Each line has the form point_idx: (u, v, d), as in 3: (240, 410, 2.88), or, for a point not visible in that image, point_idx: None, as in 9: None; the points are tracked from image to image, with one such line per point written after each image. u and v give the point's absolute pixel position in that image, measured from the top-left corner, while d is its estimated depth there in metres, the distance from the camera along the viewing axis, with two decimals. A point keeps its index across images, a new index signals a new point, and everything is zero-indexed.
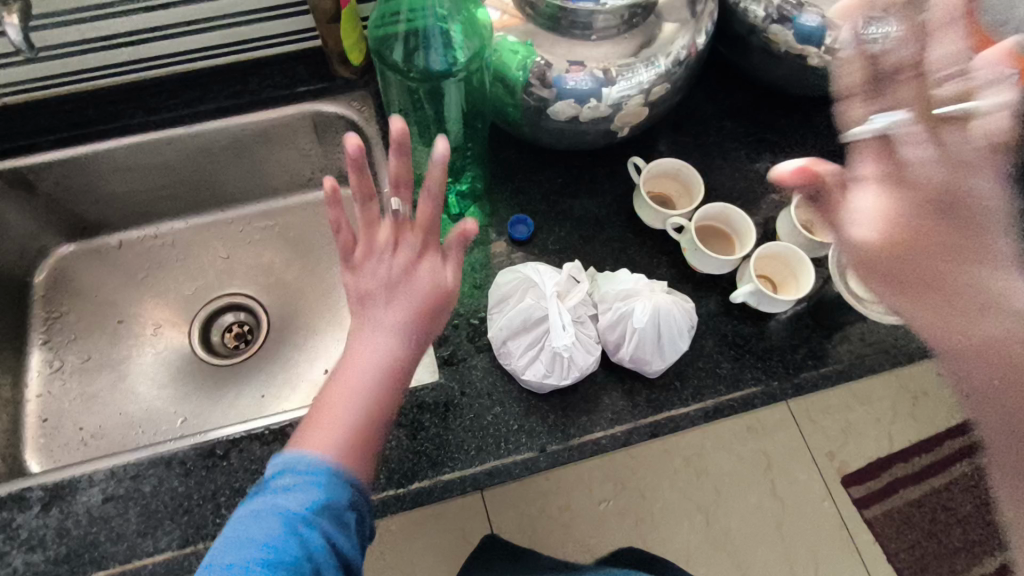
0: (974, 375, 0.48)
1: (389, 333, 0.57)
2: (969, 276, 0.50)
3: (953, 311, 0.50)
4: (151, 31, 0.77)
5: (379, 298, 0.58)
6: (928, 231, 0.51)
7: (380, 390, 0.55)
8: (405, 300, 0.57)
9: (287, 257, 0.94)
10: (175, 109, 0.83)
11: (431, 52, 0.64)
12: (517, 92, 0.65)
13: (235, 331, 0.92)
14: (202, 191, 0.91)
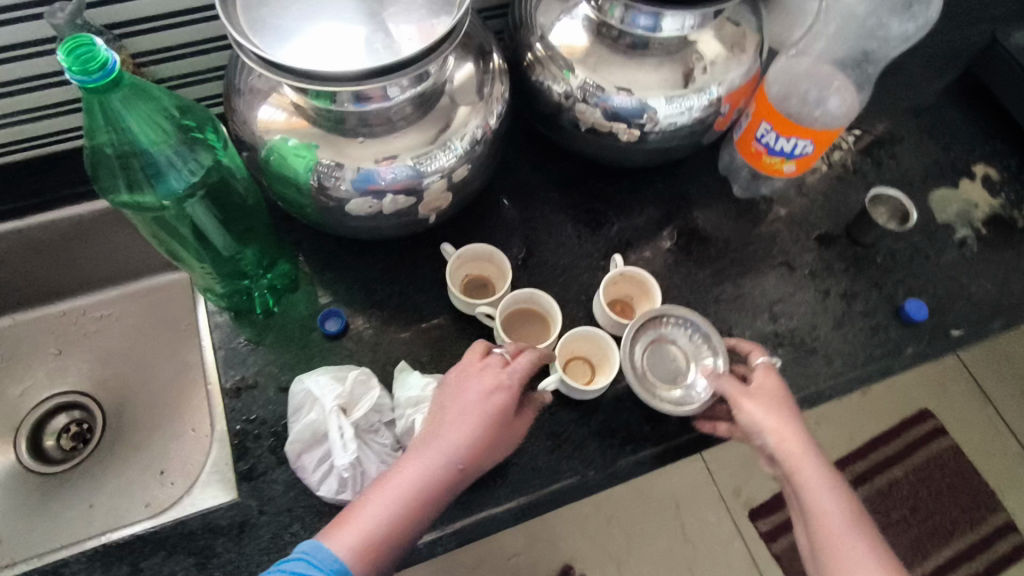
0: (791, 461, 0.56)
1: (456, 443, 0.52)
2: (748, 407, 0.58)
3: (779, 421, 0.58)
4: None
5: (452, 405, 0.54)
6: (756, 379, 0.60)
7: (419, 497, 0.50)
8: (476, 418, 0.53)
9: (124, 349, 0.90)
10: None
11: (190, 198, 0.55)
12: (308, 193, 0.63)
13: (75, 432, 0.87)
14: (23, 287, 0.86)
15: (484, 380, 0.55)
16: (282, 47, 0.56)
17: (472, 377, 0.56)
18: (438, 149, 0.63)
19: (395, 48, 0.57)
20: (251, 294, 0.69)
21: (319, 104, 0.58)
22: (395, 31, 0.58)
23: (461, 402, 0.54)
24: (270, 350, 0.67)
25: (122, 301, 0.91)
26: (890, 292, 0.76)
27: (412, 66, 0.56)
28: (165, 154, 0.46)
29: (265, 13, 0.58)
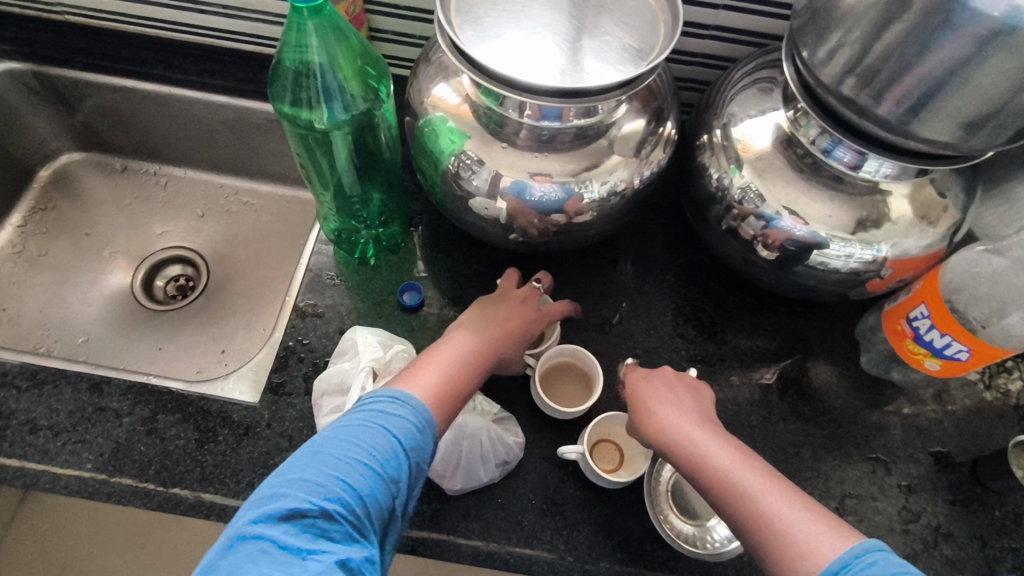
0: (719, 471, 0.53)
1: (495, 338, 0.61)
2: (676, 425, 0.57)
3: (708, 437, 0.56)
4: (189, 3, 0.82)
5: (487, 308, 0.64)
6: (692, 408, 0.59)
7: (472, 368, 0.58)
8: (513, 316, 0.64)
9: (250, 236, 0.99)
10: (196, 74, 0.88)
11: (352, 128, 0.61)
12: (440, 168, 0.66)
13: (179, 283, 0.98)
14: (203, 153, 0.99)
15: (516, 304, 0.65)
16: (478, 44, 0.59)
17: (511, 302, 0.66)
18: (574, 183, 0.63)
19: (576, 79, 0.58)
20: (359, 239, 0.74)
21: (487, 101, 0.61)
22: (582, 62, 0.59)
23: (498, 311, 0.64)
24: (349, 293, 0.71)
25: (268, 198, 1.01)
26: (993, 554, 0.63)
27: (583, 98, 0.56)
28: (338, 78, 0.52)
29: (472, 5, 0.61)
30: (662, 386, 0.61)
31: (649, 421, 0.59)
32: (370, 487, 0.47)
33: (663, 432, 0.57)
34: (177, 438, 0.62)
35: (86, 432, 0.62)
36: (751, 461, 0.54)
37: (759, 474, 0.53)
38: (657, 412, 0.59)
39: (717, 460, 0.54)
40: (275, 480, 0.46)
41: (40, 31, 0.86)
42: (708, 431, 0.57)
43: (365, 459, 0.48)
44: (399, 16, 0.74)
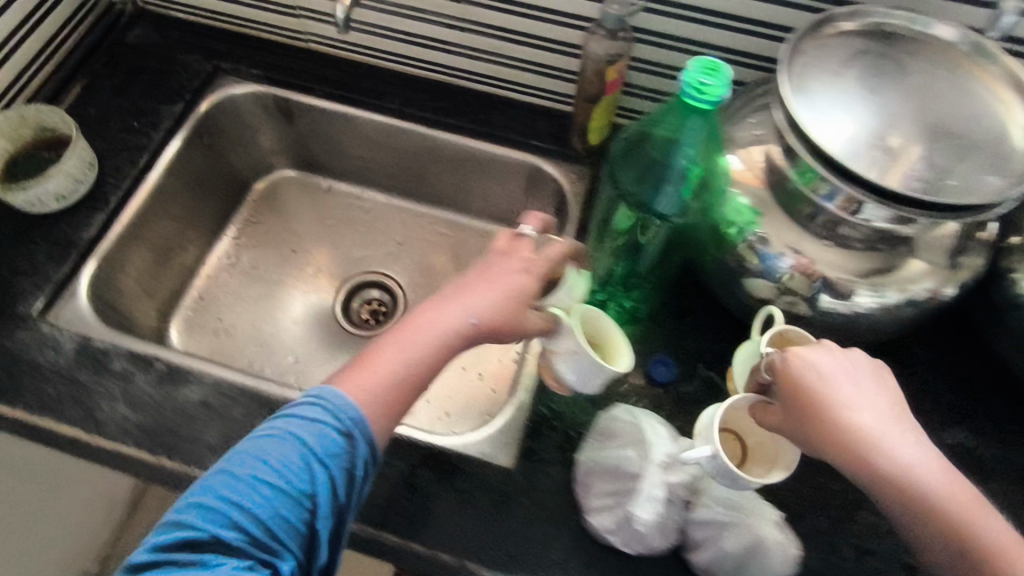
0: (980, 532, 0.47)
1: (454, 304, 0.56)
2: (909, 457, 0.50)
3: (951, 480, 0.49)
4: (439, 43, 0.82)
5: (471, 272, 0.59)
6: (892, 418, 0.52)
7: (424, 345, 0.55)
8: (498, 287, 0.57)
9: (448, 269, 0.99)
10: (423, 109, 0.86)
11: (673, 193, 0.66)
12: (724, 249, 0.63)
13: (372, 306, 0.98)
14: (411, 182, 0.98)
15: (504, 260, 0.59)
16: (834, 139, 0.55)
17: (501, 253, 0.60)
18: (853, 282, 0.59)
19: (946, 189, 0.54)
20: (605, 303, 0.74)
21: (797, 180, 0.57)
22: (943, 167, 0.55)
23: (496, 286, 0.57)
24: None
25: (467, 231, 1.00)
26: None
27: (930, 214, 0.52)
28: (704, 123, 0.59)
29: (810, 90, 0.58)
30: (878, 390, 0.53)
31: (823, 406, 0.52)
32: (266, 498, 0.47)
33: (860, 440, 0.51)
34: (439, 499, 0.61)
35: None
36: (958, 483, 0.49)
37: (959, 496, 0.48)
38: (834, 409, 0.52)
39: (949, 496, 0.48)
40: (191, 491, 0.48)
41: (287, 56, 0.87)
42: (941, 467, 0.50)
43: (274, 458, 0.48)
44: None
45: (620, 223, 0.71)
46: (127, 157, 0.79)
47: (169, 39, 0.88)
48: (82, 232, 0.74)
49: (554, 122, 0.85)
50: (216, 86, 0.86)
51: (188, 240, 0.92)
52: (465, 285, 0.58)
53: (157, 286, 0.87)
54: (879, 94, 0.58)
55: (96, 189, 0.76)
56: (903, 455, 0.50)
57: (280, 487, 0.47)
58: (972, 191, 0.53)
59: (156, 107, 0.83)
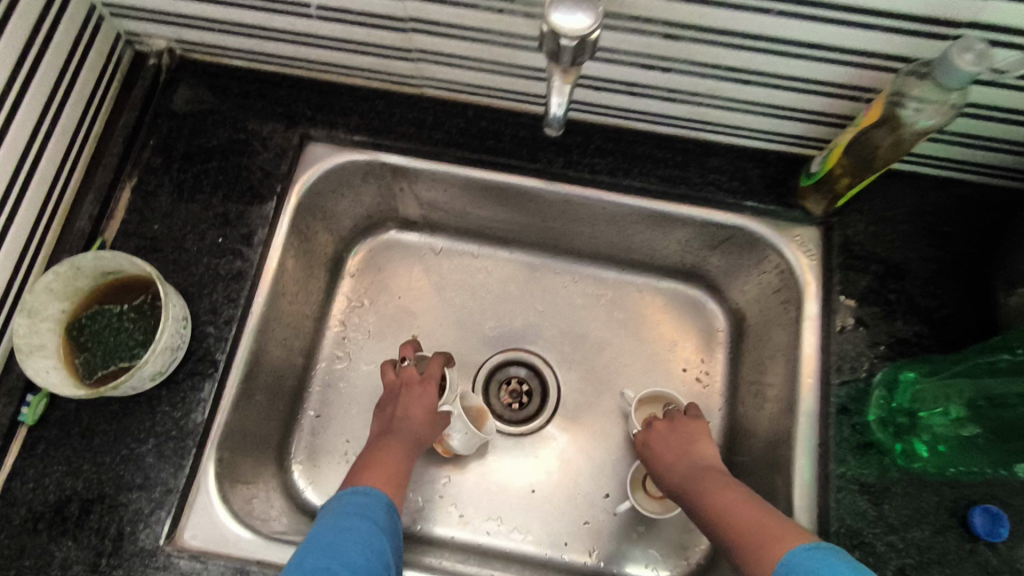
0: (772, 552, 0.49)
1: (404, 430, 0.67)
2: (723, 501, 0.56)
3: (723, 497, 0.57)
4: (627, 86, 0.58)
5: (401, 404, 0.69)
6: (719, 487, 0.59)
7: (369, 462, 0.64)
8: (401, 402, 0.69)
9: (605, 338, 0.81)
10: (594, 172, 0.63)
11: None
12: None
13: (514, 388, 0.80)
14: (550, 237, 0.78)
15: (413, 398, 0.69)
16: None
17: (408, 396, 0.70)
18: None
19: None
20: (900, 436, 0.56)
21: None
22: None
23: (399, 415, 0.68)
24: (899, 517, 0.54)
25: (621, 288, 0.82)
26: None
27: None
28: None
29: None
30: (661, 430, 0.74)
31: (654, 465, 0.67)
32: (333, 546, 0.51)
33: (696, 487, 0.61)
34: None
35: None
36: (762, 515, 0.52)
37: (771, 532, 0.50)
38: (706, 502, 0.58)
39: (726, 510, 0.55)
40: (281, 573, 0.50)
41: (400, 110, 0.65)
42: (722, 496, 0.57)
43: (348, 530, 0.53)
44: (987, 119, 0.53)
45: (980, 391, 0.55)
46: (224, 293, 0.58)
47: (230, 101, 0.65)
48: (193, 414, 0.55)
49: (769, 168, 0.63)
50: (308, 160, 0.64)
51: (295, 353, 0.72)
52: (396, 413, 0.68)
53: (272, 423, 0.69)
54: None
55: (197, 347, 0.57)
56: (729, 518, 0.54)
57: (369, 550, 0.52)
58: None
59: (241, 212, 0.61)
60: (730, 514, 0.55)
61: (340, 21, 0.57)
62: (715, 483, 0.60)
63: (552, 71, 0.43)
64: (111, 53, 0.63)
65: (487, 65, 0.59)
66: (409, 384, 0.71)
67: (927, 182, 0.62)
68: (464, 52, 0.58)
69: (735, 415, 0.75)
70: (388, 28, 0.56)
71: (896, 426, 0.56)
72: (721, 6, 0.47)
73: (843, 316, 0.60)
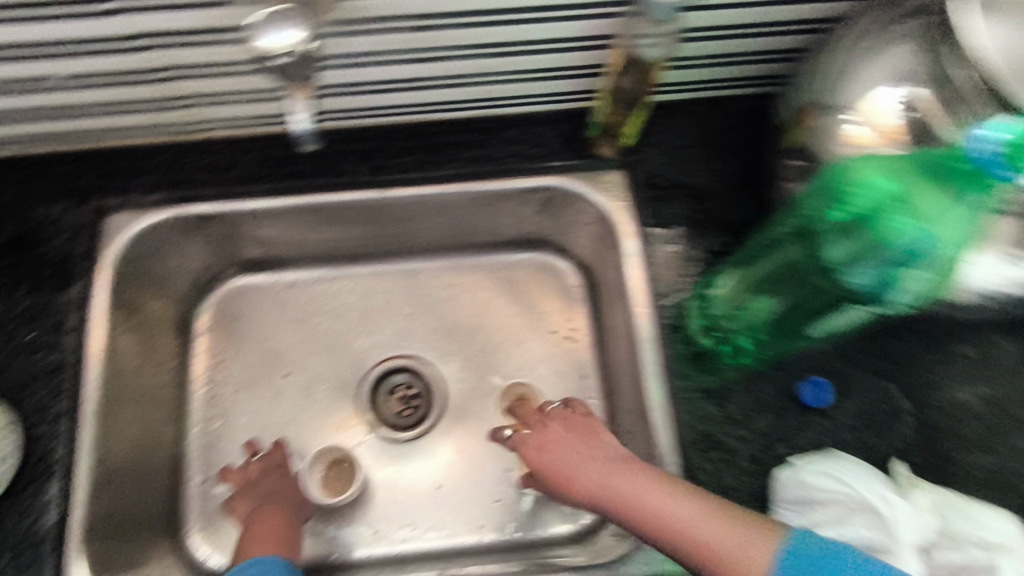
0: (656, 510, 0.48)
1: (280, 503, 0.68)
2: (584, 464, 0.55)
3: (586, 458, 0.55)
4: (398, 83, 0.60)
5: (264, 484, 0.70)
6: (575, 446, 0.57)
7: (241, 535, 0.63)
8: (262, 485, 0.70)
9: (474, 322, 0.83)
10: (403, 170, 0.65)
11: (860, 267, 0.50)
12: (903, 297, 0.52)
13: (402, 394, 0.81)
14: (391, 242, 0.79)
15: (275, 481, 0.71)
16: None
17: (267, 479, 0.71)
18: None
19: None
20: (736, 337, 0.60)
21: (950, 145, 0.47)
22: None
23: (264, 494, 0.69)
24: (741, 410, 0.59)
25: (476, 271, 0.84)
26: None
27: None
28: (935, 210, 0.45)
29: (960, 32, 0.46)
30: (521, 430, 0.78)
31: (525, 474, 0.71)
32: None
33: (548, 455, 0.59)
34: None
35: None
36: (633, 472, 0.51)
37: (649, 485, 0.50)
38: (564, 467, 0.56)
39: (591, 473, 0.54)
40: None
41: (194, 159, 0.64)
42: (585, 457, 0.55)
43: None
44: (720, 38, 0.59)
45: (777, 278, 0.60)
46: (48, 388, 0.56)
47: (10, 192, 0.62)
48: (43, 519, 0.53)
49: (561, 127, 0.67)
50: (110, 232, 0.61)
51: (161, 425, 0.70)
52: (262, 493, 0.69)
53: (152, 502, 0.67)
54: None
55: (33, 450, 0.54)
56: (603, 484, 0.52)
57: None
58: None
59: (47, 302, 0.58)
60: (564, 456, 0.57)
61: (97, 84, 0.57)
62: (569, 441, 0.58)
63: (288, 90, 0.44)
64: None
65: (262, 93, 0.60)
66: (265, 473, 0.72)
67: (705, 105, 0.68)
68: (229, 87, 0.59)
69: (607, 361, 0.79)
70: (140, 82, 0.57)
71: (727, 334, 0.60)
72: None
73: (657, 244, 0.64)
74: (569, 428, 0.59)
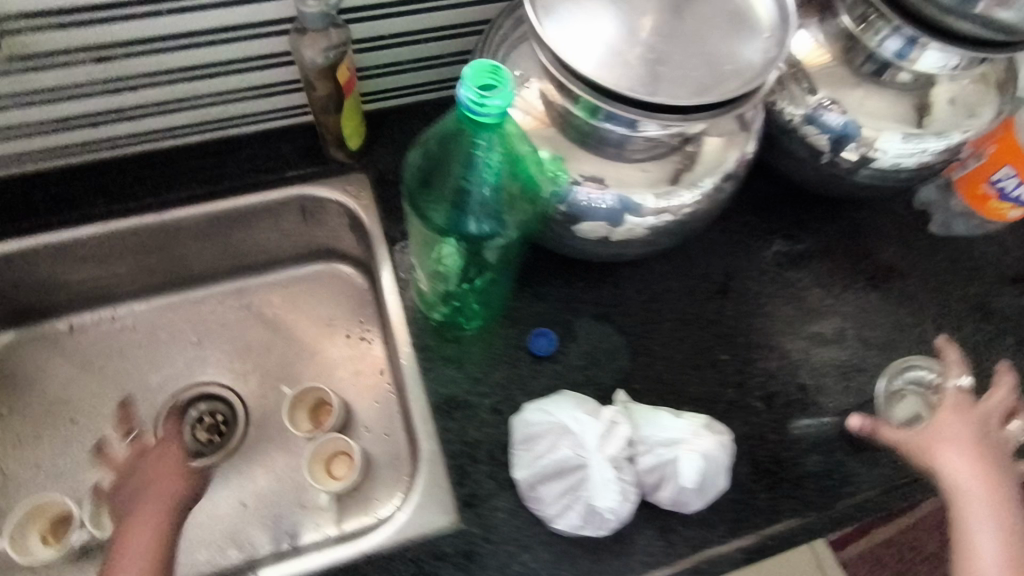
0: None
1: (156, 492, 0.68)
2: None
3: None
4: (115, 112, 0.65)
5: (135, 476, 0.69)
6: None
7: (143, 559, 0.63)
8: (157, 461, 0.71)
9: (268, 339, 0.85)
10: (138, 199, 0.68)
11: (475, 208, 0.57)
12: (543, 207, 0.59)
13: (205, 423, 0.82)
14: (168, 274, 0.81)
15: (160, 459, 0.71)
16: (611, 66, 0.52)
17: (150, 459, 0.70)
18: (684, 188, 0.58)
19: (725, 73, 0.53)
20: (457, 304, 0.66)
21: (581, 113, 0.55)
22: (718, 43, 0.54)
23: (141, 479, 0.69)
24: (481, 370, 0.65)
25: (265, 290, 0.87)
26: None
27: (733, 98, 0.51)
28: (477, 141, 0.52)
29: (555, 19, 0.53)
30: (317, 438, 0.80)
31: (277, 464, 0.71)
32: None
33: None
34: None
35: None
36: None
37: None
38: None
39: None
40: None
41: None
42: None
43: None
44: (410, 42, 0.67)
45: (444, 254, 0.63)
46: None
47: None
48: None
49: (297, 139, 0.72)
50: None
51: None
52: (143, 497, 0.67)
53: None
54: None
55: None
56: None
57: None
58: (745, 65, 0.53)
59: None
60: None
61: None
62: None
63: None
64: None
65: None
66: (150, 452, 0.71)
67: (430, 105, 0.75)
68: None
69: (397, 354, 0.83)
70: None
71: (445, 303, 0.66)
72: (108, 21, 0.57)
73: (396, 234, 0.70)
74: None
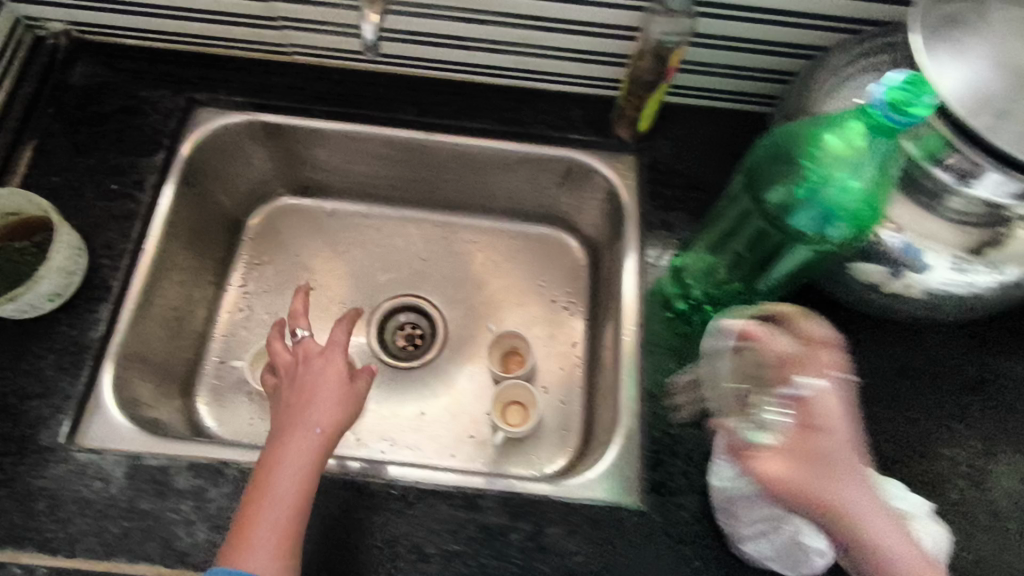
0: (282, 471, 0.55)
1: (303, 423, 0.57)
2: (293, 421, 0.58)
3: (290, 408, 0.59)
4: (458, 40, 0.70)
5: (305, 382, 0.61)
6: (301, 393, 0.60)
7: (297, 473, 0.55)
8: (330, 395, 0.60)
9: (484, 279, 0.91)
10: (441, 118, 0.74)
11: (803, 213, 0.54)
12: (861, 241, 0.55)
13: (407, 331, 0.90)
14: (427, 193, 0.89)
15: (311, 371, 0.62)
16: (970, 101, 0.47)
17: (311, 374, 0.61)
18: (983, 263, 0.53)
19: None
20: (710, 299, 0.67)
21: (913, 152, 0.51)
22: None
23: (298, 385, 0.61)
24: (701, 372, 0.65)
25: (495, 235, 0.92)
26: None
27: None
28: (860, 154, 0.50)
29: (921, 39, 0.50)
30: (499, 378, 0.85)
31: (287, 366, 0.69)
32: None
33: (294, 389, 0.61)
34: (577, 555, 0.57)
35: (479, 556, 0.57)
36: (305, 460, 0.56)
37: (260, 479, 0.54)
38: (306, 413, 0.58)
39: (290, 435, 0.57)
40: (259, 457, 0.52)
41: (273, 76, 0.75)
42: (292, 416, 0.58)
43: None
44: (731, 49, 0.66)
45: (743, 235, 0.63)
46: (118, 229, 0.66)
47: (123, 75, 0.73)
48: (90, 330, 0.62)
49: (590, 108, 0.75)
50: (196, 121, 0.73)
51: (196, 302, 0.80)
52: (302, 398, 0.60)
53: (175, 362, 0.77)
54: (1013, 36, 0.50)
55: (93, 277, 0.64)
56: (281, 441, 0.56)
57: None
58: None
59: (131, 162, 0.69)
60: (301, 425, 0.57)
61: None
62: (295, 391, 0.61)
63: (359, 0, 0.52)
64: (12, 37, 0.71)
65: (330, 27, 0.70)
66: (308, 358, 0.63)
67: (716, 111, 0.75)
68: (317, 17, 0.69)
69: (596, 333, 0.86)
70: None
71: (713, 294, 0.66)
72: None
73: (653, 219, 0.72)
74: (311, 384, 0.61)
